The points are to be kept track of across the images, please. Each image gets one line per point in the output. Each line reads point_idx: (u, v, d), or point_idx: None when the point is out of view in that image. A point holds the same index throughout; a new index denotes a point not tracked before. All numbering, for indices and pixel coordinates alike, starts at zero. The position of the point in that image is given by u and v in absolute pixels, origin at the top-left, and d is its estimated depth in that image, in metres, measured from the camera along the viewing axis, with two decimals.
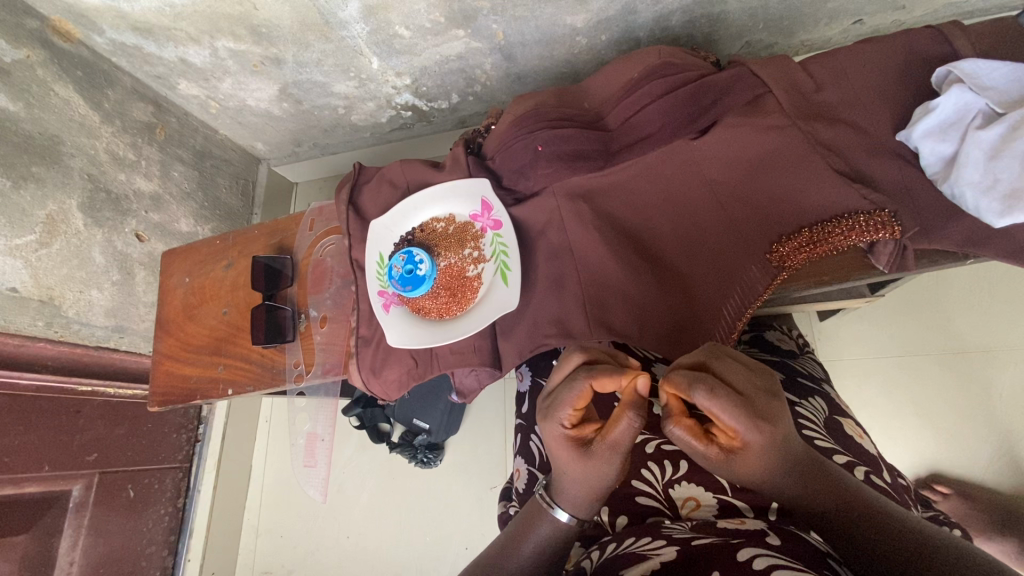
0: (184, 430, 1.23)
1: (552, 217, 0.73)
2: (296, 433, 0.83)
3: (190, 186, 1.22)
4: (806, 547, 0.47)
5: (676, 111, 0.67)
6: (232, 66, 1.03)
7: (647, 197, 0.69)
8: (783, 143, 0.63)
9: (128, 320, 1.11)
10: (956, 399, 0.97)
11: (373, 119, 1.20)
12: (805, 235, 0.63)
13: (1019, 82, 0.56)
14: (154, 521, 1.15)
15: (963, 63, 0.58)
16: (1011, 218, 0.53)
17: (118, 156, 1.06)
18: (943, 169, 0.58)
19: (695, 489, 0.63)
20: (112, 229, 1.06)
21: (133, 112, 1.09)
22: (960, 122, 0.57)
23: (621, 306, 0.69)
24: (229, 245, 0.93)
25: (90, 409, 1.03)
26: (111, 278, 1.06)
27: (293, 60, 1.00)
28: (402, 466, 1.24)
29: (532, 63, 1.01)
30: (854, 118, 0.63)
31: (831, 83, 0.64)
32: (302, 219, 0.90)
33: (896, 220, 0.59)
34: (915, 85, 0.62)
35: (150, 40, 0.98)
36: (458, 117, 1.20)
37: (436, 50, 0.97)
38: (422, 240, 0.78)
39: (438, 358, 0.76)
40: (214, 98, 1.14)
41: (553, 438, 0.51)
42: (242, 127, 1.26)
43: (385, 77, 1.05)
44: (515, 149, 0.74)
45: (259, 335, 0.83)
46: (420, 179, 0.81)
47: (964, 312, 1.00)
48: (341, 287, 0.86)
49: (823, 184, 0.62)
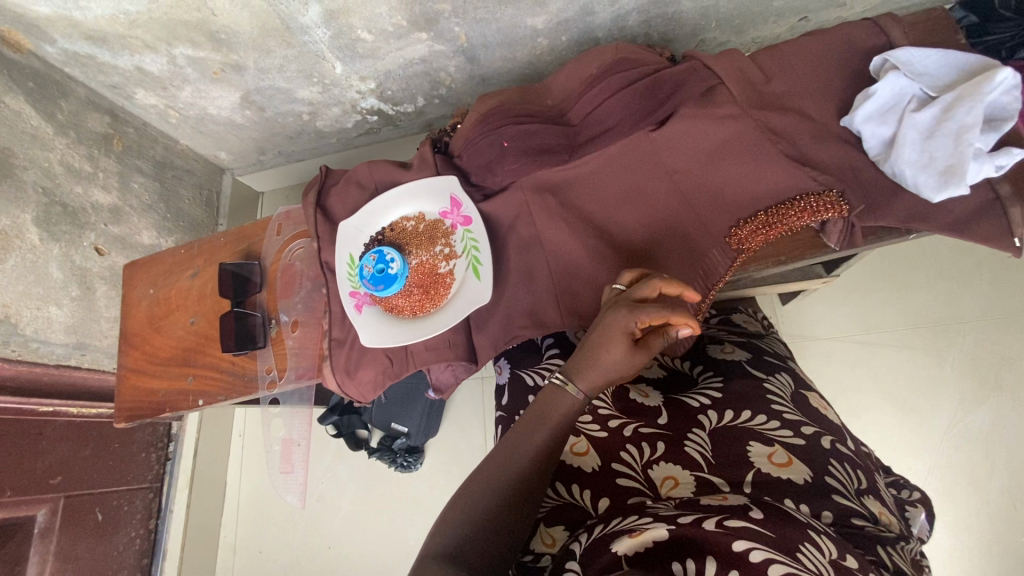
0: (153, 449, 1.19)
1: (521, 211, 0.74)
2: (271, 440, 0.81)
3: (151, 198, 1.19)
4: (788, 521, 0.51)
5: (635, 104, 0.70)
6: (191, 74, 1.02)
7: (611, 187, 0.71)
8: (737, 132, 0.66)
9: (89, 337, 1.08)
10: (914, 371, 0.98)
11: (339, 125, 1.20)
12: (760, 219, 0.66)
13: (950, 67, 0.60)
14: (125, 544, 1.11)
15: (897, 51, 0.62)
16: (946, 192, 0.56)
17: (74, 168, 1.03)
18: (884, 151, 0.61)
19: (672, 468, 0.64)
20: (70, 243, 1.02)
21: (89, 123, 1.06)
22: (897, 105, 0.60)
23: (592, 294, 0.72)
24: (194, 253, 0.92)
25: (52, 431, 0.99)
26: (70, 294, 1.03)
27: (254, 67, 0.99)
28: (382, 472, 1.22)
29: (495, 65, 1.02)
30: (802, 106, 0.66)
31: (779, 74, 0.68)
32: (269, 224, 0.89)
33: (844, 199, 0.63)
34: (855, 73, 0.66)
35: (105, 49, 0.96)
36: (425, 120, 1.20)
37: (400, 54, 0.98)
38: (393, 239, 0.78)
39: (414, 355, 0.76)
40: (173, 107, 1.12)
41: (620, 329, 0.55)
42: (204, 137, 1.24)
43: (349, 81, 1.05)
44: (481, 145, 0.76)
45: (229, 342, 0.83)
46: (388, 179, 0.81)
47: (917, 286, 1.01)
48: (312, 290, 0.85)
49: (776, 169, 0.65)
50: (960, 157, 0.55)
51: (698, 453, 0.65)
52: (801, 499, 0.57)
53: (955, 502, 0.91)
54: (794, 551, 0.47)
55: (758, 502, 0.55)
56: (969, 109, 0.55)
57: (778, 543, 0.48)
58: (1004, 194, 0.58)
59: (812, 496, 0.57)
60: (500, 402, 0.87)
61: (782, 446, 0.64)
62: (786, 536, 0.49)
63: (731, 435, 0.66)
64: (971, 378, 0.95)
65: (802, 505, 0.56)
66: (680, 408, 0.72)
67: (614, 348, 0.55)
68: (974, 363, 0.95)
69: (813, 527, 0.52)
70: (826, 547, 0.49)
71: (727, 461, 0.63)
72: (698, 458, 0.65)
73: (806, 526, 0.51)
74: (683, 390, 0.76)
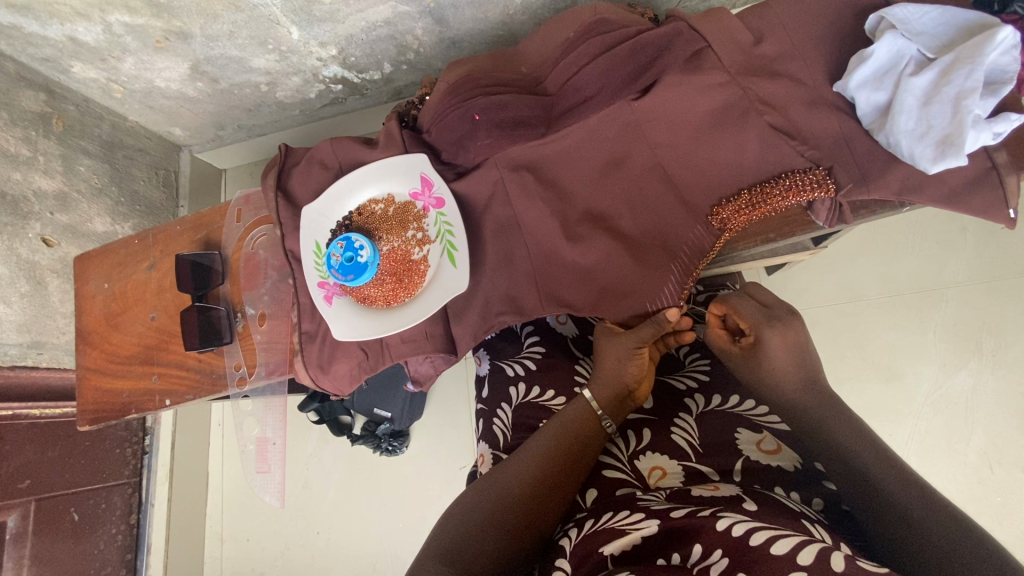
0: (128, 444, 1.16)
1: (496, 190, 0.70)
2: (245, 440, 0.79)
3: (101, 182, 1.11)
4: (780, 510, 0.51)
5: (617, 70, 0.64)
6: (131, 44, 0.92)
7: (589, 163, 0.67)
8: (724, 101, 0.61)
9: (46, 335, 1.02)
10: (891, 337, 0.99)
11: (301, 95, 1.11)
12: (745, 198, 0.64)
13: (949, 25, 0.55)
14: (106, 541, 1.09)
15: (895, 8, 0.56)
16: (944, 162, 0.52)
17: (10, 153, 0.95)
18: (877, 118, 0.57)
19: (660, 459, 0.64)
20: (14, 235, 0.96)
21: (22, 102, 0.97)
22: (894, 69, 0.55)
23: (569, 278, 0.70)
24: (150, 243, 0.86)
25: (15, 434, 0.95)
26: (19, 290, 0.97)
27: (201, 34, 0.90)
28: (367, 457, 1.20)
29: (466, 26, 0.94)
30: (796, 71, 0.60)
31: (771, 33, 0.62)
32: (227, 209, 0.83)
33: (830, 177, 0.60)
34: (849, 32, 0.60)
35: (30, 19, 0.86)
36: (393, 88, 1.12)
37: (362, 16, 0.89)
38: (361, 224, 0.73)
39: (390, 348, 0.73)
40: (116, 81, 1.02)
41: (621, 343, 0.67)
42: (155, 112, 1.14)
43: (308, 48, 0.96)
44: (451, 120, 0.70)
45: (192, 339, 0.78)
46: (352, 158, 0.75)
47: (903, 254, 1.02)
48: (278, 281, 0.80)
49: (761, 143, 0.62)
50: (959, 125, 0.51)
51: (686, 443, 0.65)
52: (791, 486, 0.58)
53: (934, 469, 0.91)
54: (791, 529, 0.47)
55: (752, 492, 0.55)
56: (968, 72, 0.50)
57: (770, 523, 0.47)
58: (1001, 162, 0.54)
59: (803, 483, 0.58)
60: (482, 393, 0.84)
61: (770, 433, 0.64)
62: (780, 521, 0.48)
63: (721, 419, 0.67)
64: (953, 344, 0.94)
65: (794, 492, 0.57)
66: (668, 391, 0.73)
67: (616, 355, 0.67)
68: (957, 328, 0.94)
69: (808, 516, 0.51)
70: (822, 534, 0.48)
71: (715, 448, 0.64)
72: (685, 446, 0.65)
73: (800, 515, 0.50)
74: (671, 373, 0.76)
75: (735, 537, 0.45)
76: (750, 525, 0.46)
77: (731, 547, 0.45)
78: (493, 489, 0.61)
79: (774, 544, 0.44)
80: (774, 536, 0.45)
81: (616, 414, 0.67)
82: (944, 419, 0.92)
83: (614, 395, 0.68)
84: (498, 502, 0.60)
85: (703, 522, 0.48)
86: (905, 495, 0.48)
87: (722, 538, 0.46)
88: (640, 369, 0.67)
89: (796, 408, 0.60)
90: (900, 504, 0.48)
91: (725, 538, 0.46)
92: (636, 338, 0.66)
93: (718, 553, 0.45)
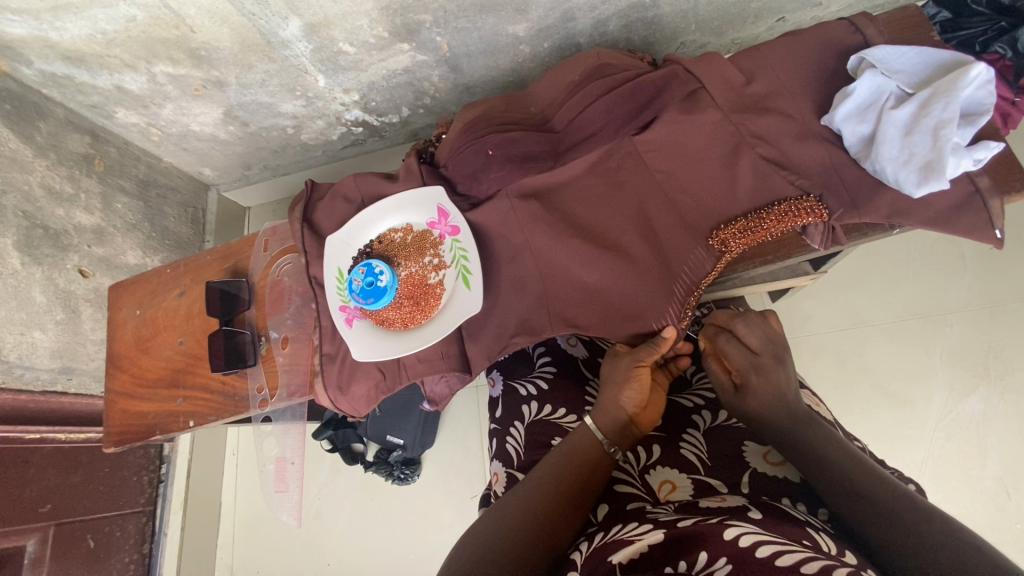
0: (144, 472, 1.17)
1: (507, 218, 0.75)
2: (265, 459, 0.81)
3: (135, 217, 1.18)
4: (787, 520, 0.52)
5: (617, 108, 0.71)
6: (172, 92, 1.00)
7: (592, 192, 0.72)
8: (717, 137, 0.67)
9: (75, 361, 1.06)
10: (899, 362, 1.00)
11: (324, 137, 1.19)
12: (741, 223, 0.67)
13: (925, 64, 0.60)
14: (120, 569, 1.09)
15: (873, 50, 0.62)
16: (928, 187, 0.56)
17: (55, 190, 1.02)
18: (863, 148, 0.61)
19: (670, 473, 0.67)
20: (53, 265, 1.02)
21: (69, 143, 1.05)
22: (876, 103, 0.60)
23: (575, 301, 0.73)
24: (182, 271, 0.91)
25: (40, 458, 0.97)
26: (55, 317, 1.02)
27: (236, 82, 0.98)
28: (378, 486, 1.21)
29: (478, 73, 1.02)
30: (786, 105, 0.65)
31: (760, 74, 0.67)
32: (255, 240, 0.88)
33: (822, 203, 0.63)
34: (832, 73, 0.65)
35: (83, 69, 0.94)
36: (410, 130, 1.19)
37: (383, 65, 0.97)
38: (381, 251, 0.77)
39: (407, 367, 0.76)
40: (155, 125, 1.11)
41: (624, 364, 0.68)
42: (187, 153, 1.22)
43: (333, 94, 1.04)
44: (465, 156, 0.76)
45: (218, 361, 0.82)
46: (373, 190, 0.81)
47: (902, 283, 1.04)
48: (301, 306, 0.84)
49: (755, 173, 0.66)
50: (939, 151, 0.55)
51: (695, 457, 0.67)
52: (799, 498, 0.60)
53: (950, 492, 0.92)
54: (792, 540, 0.47)
55: (758, 503, 0.56)
56: (945, 105, 0.55)
57: (776, 535, 0.48)
58: (983, 186, 0.58)
59: (806, 494, 0.60)
60: (494, 414, 0.87)
61: None
62: (784, 532, 0.49)
63: (728, 434, 0.69)
64: (959, 368, 0.95)
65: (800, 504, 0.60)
66: (674, 410, 0.74)
67: (618, 376, 0.68)
68: (961, 353, 0.96)
69: (813, 525, 0.52)
70: (826, 543, 0.48)
71: (723, 463, 0.66)
72: (694, 461, 0.67)
73: (805, 524, 0.51)
74: (676, 392, 0.77)
75: (741, 547, 0.46)
76: (758, 538, 0.47)
77: (736, 555, 0.45)
78: (507, 507, 0.63)
79: (779, 557, 0.44)
80: (780, 550, 0.45)
81: (622, 440, 0.67)
82: (957, 443, 0.93)
83: (613, 419, 0.67)
84: (511, 520, 0.61)
85: (710, 530, 0.49)
86: (960, 559, 0.43)
87: (729, 549, 0.46)
88: (639, 394, 0.67)
89: (805, 441, 0.59)
90: (928, 535, 0.46)
91: (733, 544, 0.47)
92: (634, 357, 0.67)
93: (723, 560, 0.45)
